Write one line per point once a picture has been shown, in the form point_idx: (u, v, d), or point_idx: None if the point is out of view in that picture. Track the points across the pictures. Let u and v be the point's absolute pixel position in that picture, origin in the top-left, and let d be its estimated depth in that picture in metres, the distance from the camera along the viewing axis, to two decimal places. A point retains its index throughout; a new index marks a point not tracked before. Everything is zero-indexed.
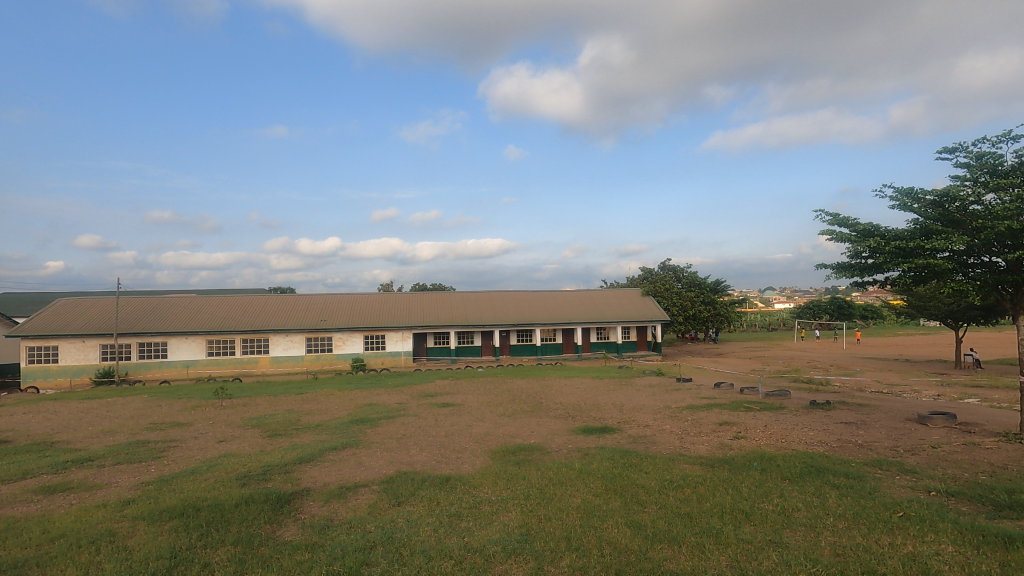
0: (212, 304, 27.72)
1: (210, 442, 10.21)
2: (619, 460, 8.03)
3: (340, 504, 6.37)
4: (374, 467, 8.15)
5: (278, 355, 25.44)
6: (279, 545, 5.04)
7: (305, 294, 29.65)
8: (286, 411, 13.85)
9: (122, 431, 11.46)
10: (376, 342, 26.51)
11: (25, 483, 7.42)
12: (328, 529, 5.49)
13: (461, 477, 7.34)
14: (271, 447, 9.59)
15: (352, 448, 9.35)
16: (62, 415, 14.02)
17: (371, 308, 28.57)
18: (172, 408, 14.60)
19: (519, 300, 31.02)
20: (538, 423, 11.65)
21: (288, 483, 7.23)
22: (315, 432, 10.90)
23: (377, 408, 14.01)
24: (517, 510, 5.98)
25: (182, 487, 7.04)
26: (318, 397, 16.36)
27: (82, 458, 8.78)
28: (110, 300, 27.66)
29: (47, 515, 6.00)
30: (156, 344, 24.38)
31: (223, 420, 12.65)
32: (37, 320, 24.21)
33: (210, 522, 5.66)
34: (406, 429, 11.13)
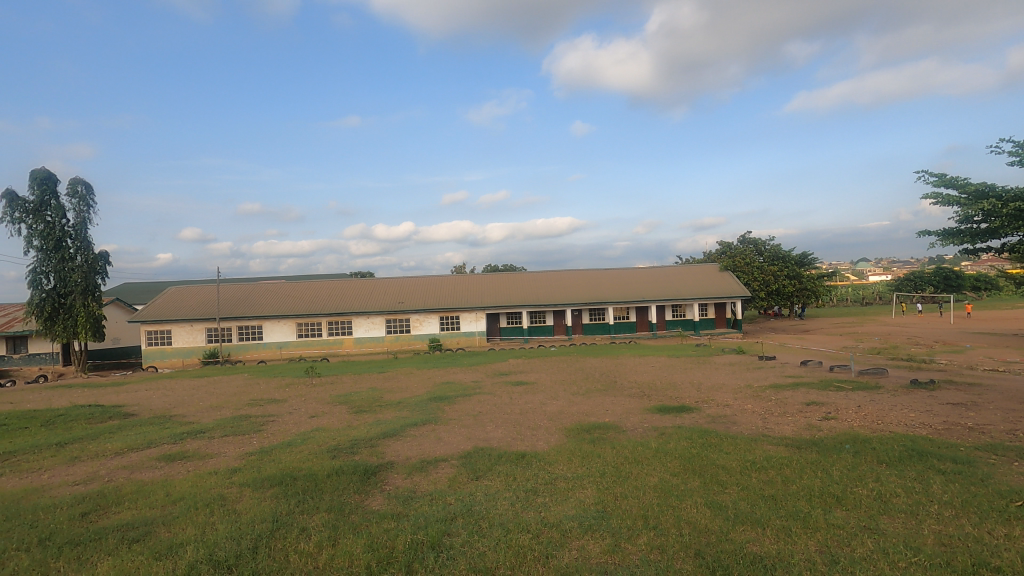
0: (301, 289, 29.58)
1: (304, 418, 11.01)
2: (697, 440, 7.84)
3: (422, 476, 6.68)
4: (453, 442, 8.45)
5: (361, 336, 26.82)
6: (368, 513, 5.38)
7: (383, 278, 30.94)
8: (370, 388, 14.63)
9: (227, 407, 12.60)
10: (451, 323, 27.24)
11: (150, 452, 8.35)
12: (412, 500, 5.78)
13: (536, 454, 7.47)
14: (358, 423, 10.19)
15: (432, 424, 9.75)
16: (178, 392, 15.60)
17: (445, 290, 29.34)
18: (269, 386, 15.81)
19: (591, 279, 30.64)
20: (612, 401, 11.59)
21: (374, 456, 7.66)
22: (398, 409, 11.46)
23: (454, 386, 14.50)
24: (593, 487, 6.01)
25: (281, 458, 7.66)
26: (398, 375, 17.14)
27: (196, 431, 9.74)
28: (212, 287, 30.22)
29: (170, 480, 6.73)
30: (252, 326, 26.40)
31: (314, 397, 13.56)
32: (153, 306, 26.89)
33: (306, 490, 6.14)
34: (482, 406, 11.43)
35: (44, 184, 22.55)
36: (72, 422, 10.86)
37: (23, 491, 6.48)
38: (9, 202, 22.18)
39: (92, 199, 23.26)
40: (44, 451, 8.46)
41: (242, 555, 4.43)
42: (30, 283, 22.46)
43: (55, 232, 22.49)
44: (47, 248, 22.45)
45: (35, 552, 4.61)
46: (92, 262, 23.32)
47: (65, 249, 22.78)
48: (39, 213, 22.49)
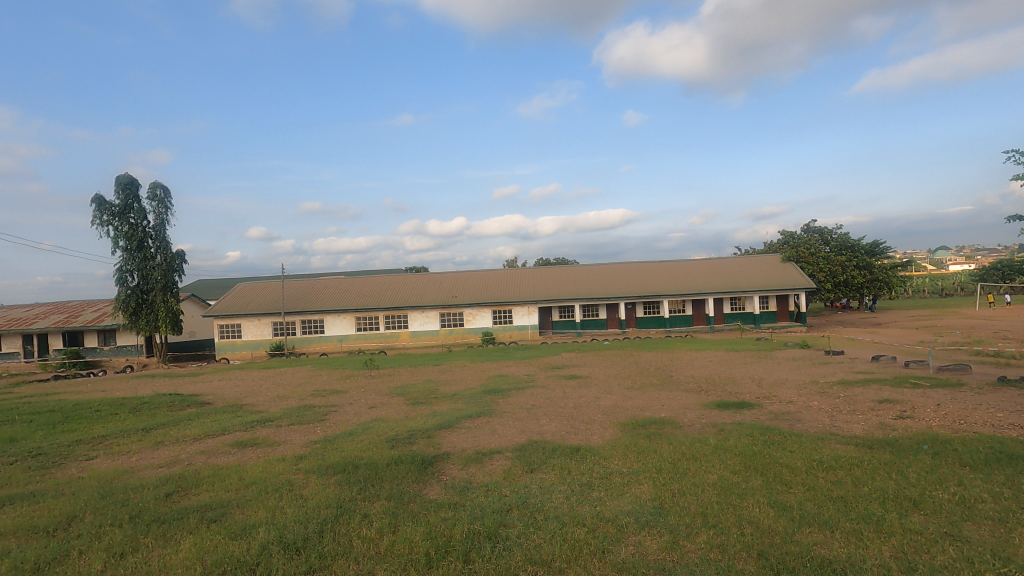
0: (359, 285, 30.57)
1: (364, 408, 11.41)
2: (759, 438, 7.57)
3: (477, 468, 6.78)
4: (507, 435, 8.54)
5: (417, 330, 27.46)
6: (425, 502, 5.52)
7: (437, 273, 31.51)
8: (426, 381, 14.98)
9: (293, 397, 13.24)
10: (504, 317, 27.45)
11: (225, 438, 8.89)
12: (468, 490, 5.89)
13: (591, 448, 7.43)
14: (415, 414, 10.46)
15: (486, 417, 9.88)
16: (248, 382, 16.52)
17: (498, 284, 29.57)
18: (331, 378, 16.49)
19: (645, 272, 30.05)
20: (667, 396, 11.36)
21: (431, 447, 7.85)
22: (452, 401, 11.68)
23: (507, 379, 14.61)
24: (649, 483, 5.91)
25: (343, 446, 7.97)
26: (453, 368, 17.46)
27: (265, 419, 10.29)
28: (278, 283, 31.71)
29: (242, 465, 7.14)
30: (314, 320, 27.55)
31: (373, 388, 14.02)
32: (224, 301, 28.53)
33: (367, 478, 6.37)
34: (535, 400, 11.48)
35: (128, 189, 24.28)
36: (156, 409, 11.72)
37: (115, 471, 7.06)
38: (98, 206, 24.03)
39: (169, 201, 24.86)
40: (132, 436, 9.18)
41: (309, 538, 4.65)
42: (117, 281, 24.30)
43: (138, 233, 24.22)
44: (131, 248, 24.21)
45: (127, 528, 5.01)
46: (170, 261, 24.97)
47: (146, 249, 24.49)
48: (124, 215, 24.25)
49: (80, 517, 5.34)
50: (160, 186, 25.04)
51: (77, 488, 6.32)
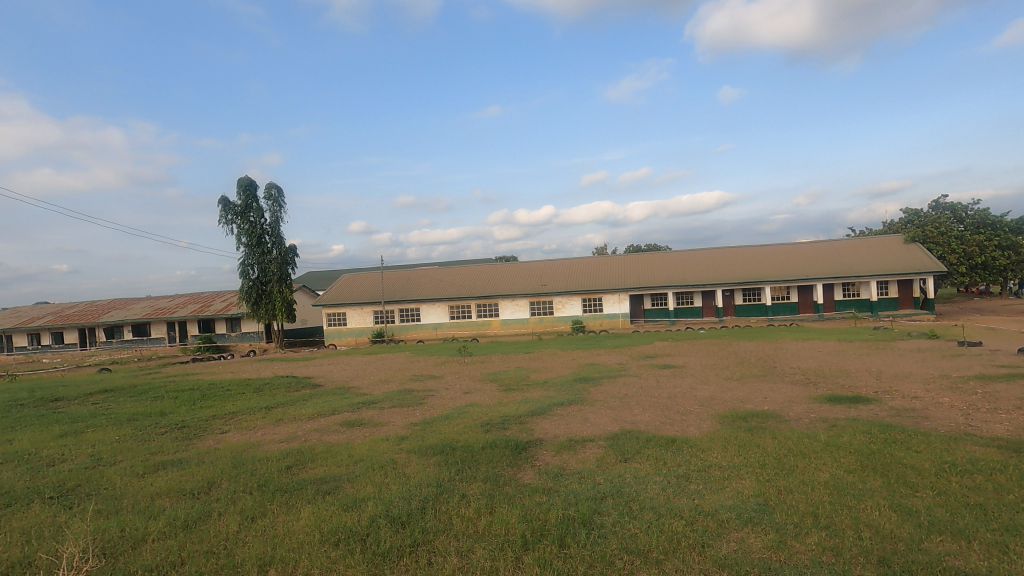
0: (452, 275, 31.60)
1: (459, 393, 11.84)
2: (878, 435, 6.93)
3: (570, 455, 6.82)
4: (600, 423, 8.48)
5: (507, 318, 27.95)
6: (520, 486, 5.64)
7: (527, 262, 31.79)
8: (517, 368, 15.23)
9: (394, 381, 14.04)
10: (593, 305, 27.17)
11: (335, 418, 9.63)
12: (562, 476, 5.93)
13: (688, 439, 7.19)
14: (508, 400, 10.70)
15: (578, 404, 9.88)
16: (353, 367, 17.73)
17: (587, 272, 29.29)
18: (427, 364, 17.25)
19: (745, 257, 28.37)
20: (771, 388, 10.72)
21: (523, 433, 7.99)
22: (544, 388, 11.80)
23: (599, 367, 14.50)
24: (752, 478, 5.63)
25: (441, 429, 8.33)
26: (544, 356, 17.60)
27: (369, 401, 10.99)
28: (378, 273, 33.56)
29: (351, 443, 7.69)
30: (411, 309, 28.88)
31: (467, 375, 14.49)
32: (331, 291, 30.70)
33: (464, 460, 6.61)
34: (628, 389, 11.30)
35: (248, 191, 26.80)
36: (276, 390, 12.91)
37: (245, 444, 7.88)
38: (224, 207, 26.72)
39: (283, 200, 27.10)
40: (257, 413, 10.19)
41: (412, 513, 4.92)
42: (241, 274, 26.93)
43: (257, 230, 26.68)
44: (252, 244, 26.70)
45: (256, 495, 5.59)
46: (284, 255, 27.27)
47: (264, 244, 26.89)
48: (245, 214, 26.77)
49: (217, 483, 6.03)
50: (275, 186, 27.36)
51: (214, 458, 7.15)
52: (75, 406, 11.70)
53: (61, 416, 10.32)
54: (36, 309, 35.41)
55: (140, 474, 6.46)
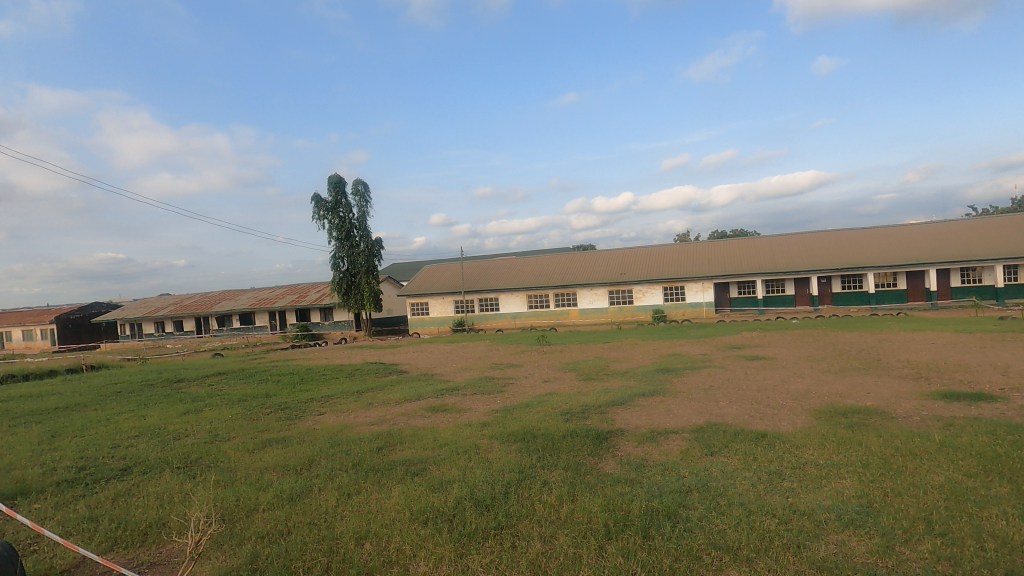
0: (529, 264, 31.81)
1: (539, 381, 11.96)
2: (1004, 437, 6.22)
3: (653, 446, 6.68)
4: (683, 415, 8.24)
5: (586, 308, 27.74)
6: (602, 475, 5.62)
7: (605, 250, 31.33)
8: (597, 357, 15.12)
9: (475, 369, 14.40)
10: (675, 294, 26.32)
11: (421, 403, 10.04)
12: (644, 468, 5.84)
13: (779, 435, 6.82)
14: (587, 389, 10.66)
15: (660, 395, 9.66)
16: (436, 354, 18.38)
17: (669, 259, 28.41)
18: (507, 352, 17.54)
19: (843, 241, 26.30)
20: (874, 382, 9.91)
21: (604, 423, 7.94)
22: (625, 378, 11.64)
23: (681, 358, 14.06)
24: (854, 479, 5.25)
25: (522, 416, 8.45)
26: (623, 346, 17.33)
27: (452, 388, 11.36)
28: (458, 264, 34.42)
29: (436, 428, 8.00)
30: (490, 299, 29.39)
31: (546, 363, 14.58)
32: (414, 281, 31.90)
33: (544, 447, 6.67)
34: (713, 380, 10.88)
35: (337, 187, 28.35)
36: (366, 375, 13.67)
37: (339, 425, 8.42)
38: (316, 203, 28.43)
39: (368, 195, 28.42)
40: (350, 397, 10.86)
41: (496, 498, 5.05)
42: (332, 266, 28.62)
43: (346, 225, 28.22)
44: (342, 238, 28.26)
45: (352, 473, 5.96)
46: (371, 248, 28.65)
47: (353, 238, 28.36)
48: (335, 210, 28.36)
49: (317, 461, 6.50)
50: (361, 182, 28.74)
51: (313, 437, 7.71)
52: (195, 387, 13.02)
53: (184, 396, 11.53)
54: (161, 300, 39.62)
55: (251, 450, 7.10)
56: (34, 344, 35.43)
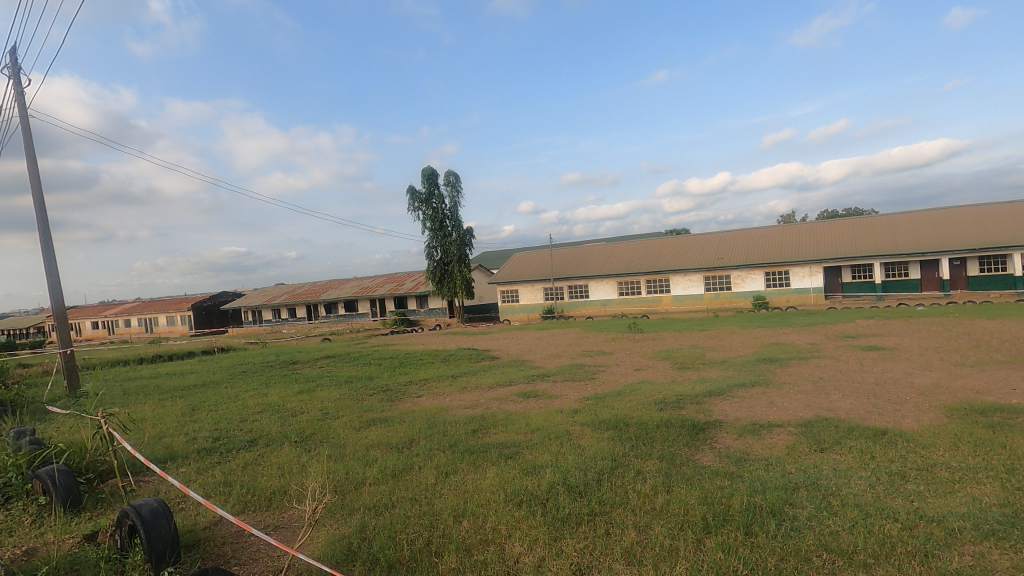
0: (620, 251, 31.18)
1: (630, 369, 11.75)
2: None
3: (755, 440, 6.34)
4: (788, 408, 7.72)
5: (679, 294, 26.76)
6: (699, 467, 5.43)
7: (700, 235, 29.95)
8: (692, 346, 14.56)
9: (565, 356, 14.42)
10: (778, 279, 24.62)
11: (512, 388, 10.25)
12: (745, 462, 5.56)
13: (903, 432, 6.20)
14: (682, 378, 10.34)
15: (762, 386, 9.15)
16: (527, 341, 18.63)
17: (772, 242, 26.59)
18: (598, 340, 17.37)
19: (981, 217, 23.22)
20: (1020, 378, 8.70)
21: (701, 413, 7.65)
22: (722, 368, 11.14)
23: (786, 347, 13.17)
24: (996, 485, 4.65)
25: (614, 404, 8.36)
26: (721, 334, 16.55)
27: (543, 374, 11.47)
28: (547, 251, 34.47)
29: (528, 413, 8.12)
30: (580, 285, 29.20)
31: (638, 351, 14.28)
32: (504, 269, 32.41)
33: (638, 437, 6.56)
34: (823, 372, 10.08)
35: (431, 179, 29.35)
36: (459, 361, 14.15)
37: (436, 408, 8.82)
38: (410, 195, 29.65)
39: (460, 185, 29.17)
40: (445, 381, 11.32)
41: (589, 484, 5.05)
42: (426, 255, 29.79)
43: (439, 215, 29.21)
44: (435, 228, 29.31)
45: (449, 453, 6.22)
46: (462, 237, 29.45)
47: (445, 227, 29.32)
48: (429, 201, 29.43)
49: (416, 441, 6.85)
50: (453, 173, 29.55)
51: (412, 418, 8.12)
52: (307, 368, 14.18)
53: (299, 376, 12.62)
54: (276, 289, 43.40)
55: (357, 428, 7.62)
56: (175, 329, 40.25)
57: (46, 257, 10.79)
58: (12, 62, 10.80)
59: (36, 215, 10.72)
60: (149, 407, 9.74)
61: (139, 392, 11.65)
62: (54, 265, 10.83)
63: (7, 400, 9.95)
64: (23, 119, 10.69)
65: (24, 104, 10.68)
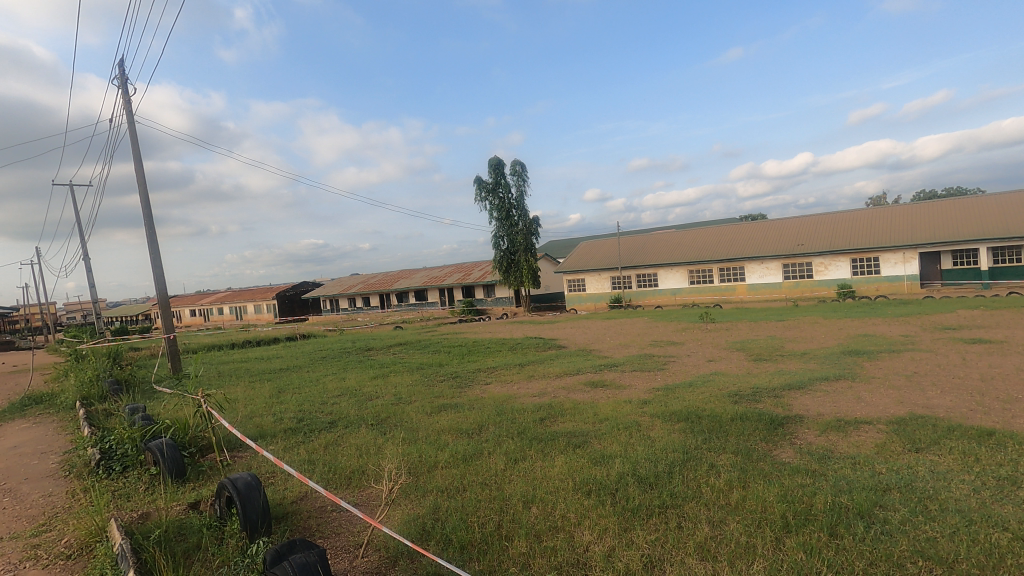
0: (691, 238, 30.14)
1: (703, 360, 11.38)
2: None
3: (840, 437, 5.97)
4: (879, 405, 7.19)
5: (755, 283, 25.55)
6: (778, 464, 5.20)
7: (779, 220, 28.39)
8: (770, 337, 13.86)
9: (634, 346, 14.18)
10: (866, 266, 22.95)
11: (580, 377, 10.23)
12: (829, 460, 5.24)
13: (1014, 434, 5.62)
14: (759, 370, 9.90)
15: (848, 380, 8.59)
16: (593, 330, 18.48)
17: (859, 226, 24.78)
18: (668, 329, 16.93)
19: None
20: None
21: (779, 407, 7.31)
22: (803, 360, 10.56)
23: (875, 339, 12.26)
24: None
25: (685, 396, 8.14)
26: (802, 324, 15.65)
27: (611, 364, 11.33)
28: (615, 239, 33.88)
29: (596, 402, 8.08)
30: (648, 274, 28.52)
31: (711, 341, 13.79)
32: (570, 258, 32.19)
33: (711, 430, 6.35)
34: (918, 366, 9.31)
35: (497, 169, 29.57)
36: (527, 349, 14.26)
37: (505, 395, 8.95)
38: (477, 186, 30.01)
39: (526, 174, 29.21)
40: (513, 369, 11.45)
41: (659, 476, 4.96)
42: (494, 245, 30.08)
43: (506, 205, 29.40)
44: (502, 217, 29.56)
45: (518, 440, 6.30)
46: (528, 226, 29.49)
47: (512, 217, 29.50)
48: (495, 191, 29.68)
49: (486, 427, 6.99)
50: (519, 162, 29.63)
51: (481, 405, 8.28)
52: (382, 355, 14.81)
53: (374, 362, 13.19)
54: (352, 279, 45.40)
55: (429, 413, 7.88)
56: (262, 316, 43.10)
57: (152, 250, 11.83)
58: (120, 72, 11.84)
59: (143, 212, 11.77)
60: (241, 389, 10.53)
61: (232, 374, 12.60)
62: (159, 257, 11.86)
63: (123, 378, 11.05)
64: (130, 125, 11.72)
65: (131, 111, 11.71)
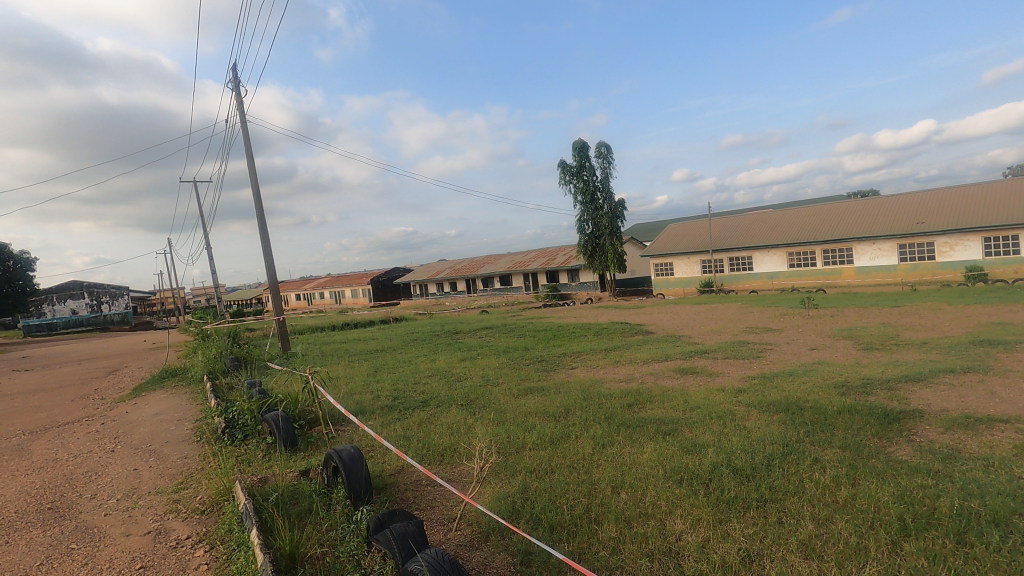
0: (791, 217, 28.14)
1: (804, 348, 10.65)
2: None
3: (968, 436, 5.36)
4: (1017, 401, 6.37)
5: (865, 266, 23.44)
6: (893, 461, 4.77)
7: (894, 196, 25.76)
8: (882, 324, 12.66)
9: (726, 332, 13.54)
10: (1002, 246, 20.30)
11: (668, 364, 9.95)
12: (955, 460, 4.73)
13: None
14: (869, 360, 9.09)
15: (979, 373, 7.66)
16: (682, 315, 17.87)
17: (992, 200, 21.94)
18: (764, 315, 16.00)
19: None
20: None
21: (894, 400, 6.69)
22: (923, 350, 9.54)
23: (1013, 328, 10.82)
24: None
25: (784, 385, 7.66)
26: (921, 311, 14.15)
27: (701, 350, 10.90)
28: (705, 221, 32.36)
29: (686, 390, 7.82)
30: (743, 257, 27.03)
31: (813, 329, 12.85)
32: (658, 241, 31.20)
33: (815, 422, 5.94)
34: None
35: (582, 152, 29.15)
36: (613, 334, 14.06)
37: (591, 380, 8.90)
38: (561, 169, 29.79)
39: (611, 156, 28.56)
40: (599, 353, 11.36)
41: (757, 468, 4.73)
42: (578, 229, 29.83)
43: (591, 188, 29.00)
44: (586, 201, 29.20)
45: (605, 425, 6.25)
46: (614, 209, 28.92)
47: (596, 200, 29.06)
48: (580, 174, 29.34)
49: (572, 411, 7.00)
50: (604, 143, 29.01)
51: (568, 389, 8.29)
52: (469, 338, 15.24)
53: (462, 345, 13.60)
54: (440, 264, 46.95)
55: (516, 395, 8.01)
56: (358, 300, 45.81)
57: (263, 239, 12.89)
58: (234, 76, 12.91)
59: (254, 204, 12.84)
60: (342, 367, 11.28)
61: (333, 354, 13.52)
62: (270, 245, 12.92)
63: (241, 356, 12.23)
64: (243, 124, 12.78)
65: (243, 111, 12.76)
